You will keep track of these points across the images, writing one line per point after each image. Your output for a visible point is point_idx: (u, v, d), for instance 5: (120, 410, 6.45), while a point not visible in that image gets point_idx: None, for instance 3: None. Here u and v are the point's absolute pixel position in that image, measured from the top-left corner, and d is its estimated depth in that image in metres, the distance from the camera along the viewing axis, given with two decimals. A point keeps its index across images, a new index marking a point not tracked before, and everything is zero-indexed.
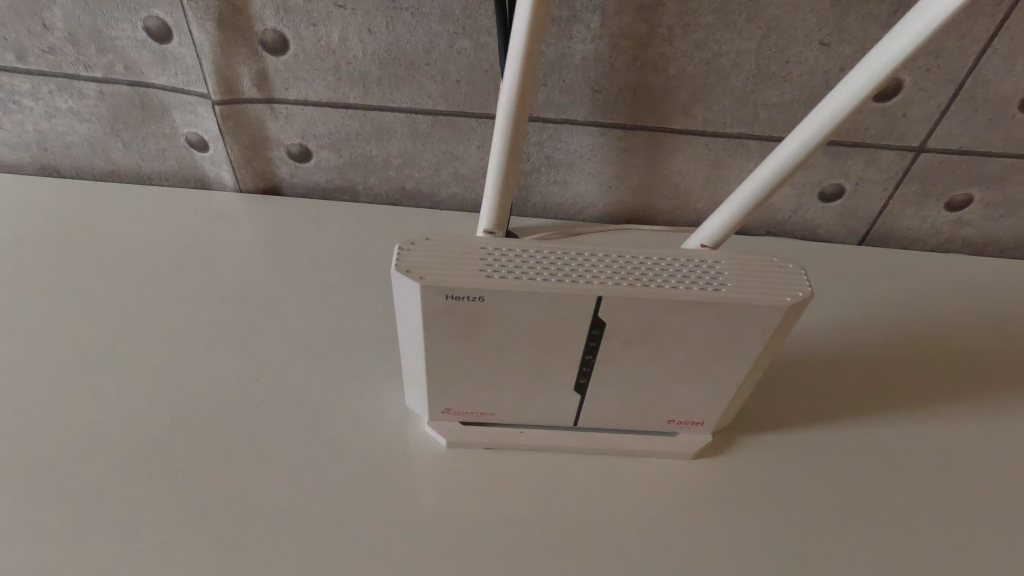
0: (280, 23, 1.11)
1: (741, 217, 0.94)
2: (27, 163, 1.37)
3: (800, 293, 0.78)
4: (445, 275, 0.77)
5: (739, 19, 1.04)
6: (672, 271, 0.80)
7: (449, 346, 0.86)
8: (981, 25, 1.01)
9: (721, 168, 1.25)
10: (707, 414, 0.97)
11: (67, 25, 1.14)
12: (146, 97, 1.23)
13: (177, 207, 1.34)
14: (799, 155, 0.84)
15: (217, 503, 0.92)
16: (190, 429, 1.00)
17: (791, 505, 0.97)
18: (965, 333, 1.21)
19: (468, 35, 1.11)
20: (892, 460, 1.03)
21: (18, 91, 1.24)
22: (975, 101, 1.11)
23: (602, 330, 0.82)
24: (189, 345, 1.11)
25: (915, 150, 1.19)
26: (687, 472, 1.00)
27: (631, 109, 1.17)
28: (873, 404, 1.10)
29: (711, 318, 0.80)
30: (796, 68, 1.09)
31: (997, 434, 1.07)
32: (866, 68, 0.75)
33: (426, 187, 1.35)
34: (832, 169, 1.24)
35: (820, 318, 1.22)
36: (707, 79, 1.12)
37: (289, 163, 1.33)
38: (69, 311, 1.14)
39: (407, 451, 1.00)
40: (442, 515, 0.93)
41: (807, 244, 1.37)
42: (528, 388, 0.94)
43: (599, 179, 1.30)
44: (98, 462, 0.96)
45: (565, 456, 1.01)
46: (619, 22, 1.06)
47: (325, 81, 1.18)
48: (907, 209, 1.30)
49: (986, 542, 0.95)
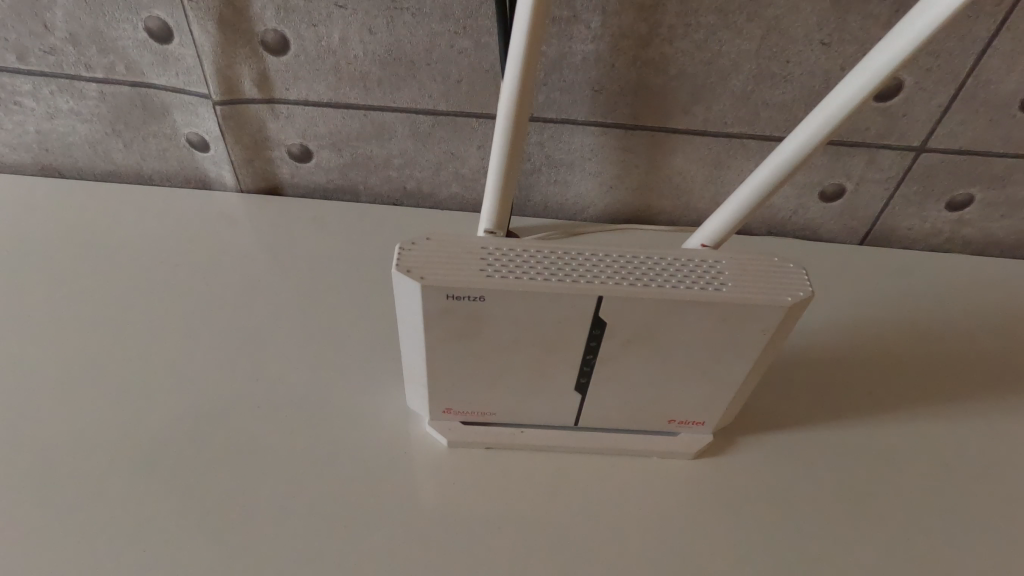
0: (280, 23, 1.11)
1: (741, 216, 0.94)
2: (27, 163, 1.37)
3: (800, 293, 0.78)
4: (445, 275, 0.77)
5: (739, 19, 1.04)
6: (672, 270, 0.80)
7: (449, 346, 0.86)
8: (982, 24, 1.01)
9: (721, 168, 1.25)
10: (708, 414, 0.97)
11: (67, 25, 1.14)
12: (146, 98, 1.23)
13: (177, 207, 1.34)
14: (799, 155, 0.84)
15: (218, 503, 0.93)
16: (190, 429, 1.00)
17: (791, 505, 0.97)
18: (965, 333, 1.21)
19: (468, 35, 1.11)
20: (892, 460, 1.03)
21: (19, 92, 1.24)
22: (976, 101, 1.11)
23: (602, 330, 0.82)
24: (190, 345, 1.11)
25: (915, 150, 1.19)
26: (687, 472, 1.00)
27: (631, 109, 1.17)
28: (873, 403, 1.10)
29: (712, 318, 0.80)
30: (796, 68, 1.09)
31: (998, 434, 1.07)
32: (866, 68, 0.75)
33: (427, 187, 1.35)
34: (832, 169, 1.24)
35: (820, 318, 1.22)
36: (707, 79, 1.12)
37: (289, 163, 1.33)
38: (70, 312, 1.14)
39: (407, 450, 1.00)
40: (443, 514, 0.93)
41: (807, 244, 1.37)
42: (529, 388, 0.94)
43: (599, 179, 1.30)
44: (100, 462, 0.96)
45: (565, 456, 1.01)
46: (619, 22, 1.06)
47: (326, 81, 1.18)
48: (907, 209, 1.30)
49: (986, 542, 0.95)
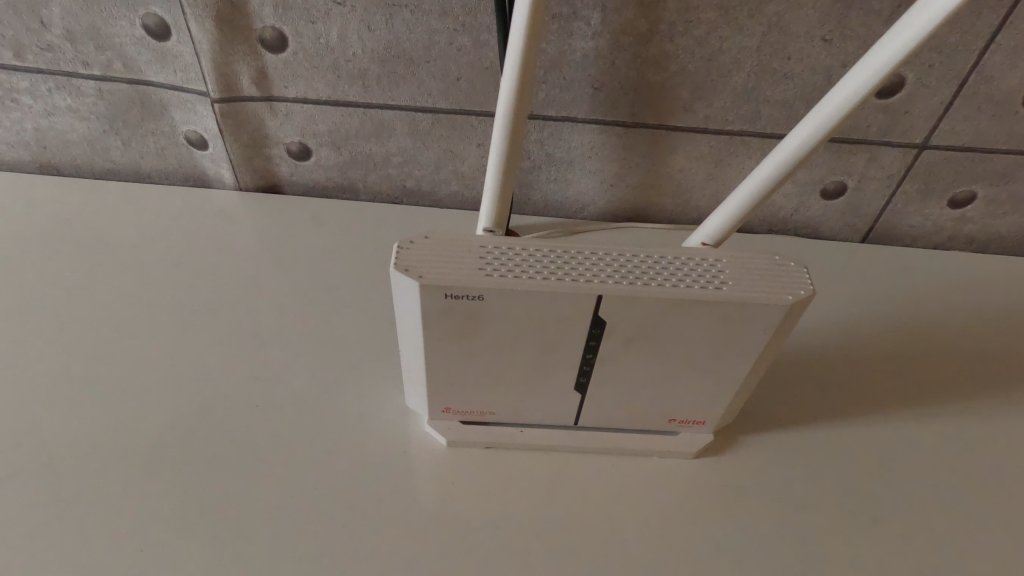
0: (279, 20, 1.10)
1: (742, 215, 0.93)
2: (26, 161, 1.36)
3: (801, 291, 0.78)
4: (444, 274, 0.77)
5: (740, 15, 1.03)
6: (673, 269, 0.79)
7: (449, 345, 0.86)
8: (985, 20, 1.00)
9: (722, 166, 1.25)
10: (709, 413, 0.97)
11: (65, 22, 1.13)
12: (145, 95, 1.23)
13: (176, 205, 1.33)
14: (800, 152, 0.84)
15: (216, 503, 0.92)
16: (189, 429, 1.00)
17: (793, 504, 0.97)
18: (968, 332, 1.21)
19: (468, 33, 1.10)
20: (895, 460, 1.03)
21: (17, 89, 1.23)
22: (979, 97, 1.10)
23: (602, 330, 0.82)
24: (189, 344, 1.11)
25: (918, 147, 1.18)
26: (687, 472, 1.00)
27: (632, 107, 1.17)
28: (875, 402, 1.10)
29: (713, 318, 0.79)
30: (799, 65, 1.08)
31: (1001, 433, 1.07)
32: (867, 65, 0.74)
33: (426, 185, 1.35)
34: (834, 167, 1.24)
35: (821, 317, 1.22)
36: (708, 76, 1.11)
37: (289, 161, 1.32)
38: (68, 311, 1.14)
39: (407, 450, 0.99)
40: (443, 514, 0.93)
41: (809, 242, 1.37)
42: (528, 388, 0.94)
43: (600, 177, 1.30)
44: (98, 461, 0.96)
45: (565, 456, 1.01)
46: (620, 19, 1.05)
47: (325, 79, 1.17)
48: (909, 207, 1.29)
49: (989, 542, 0.94)
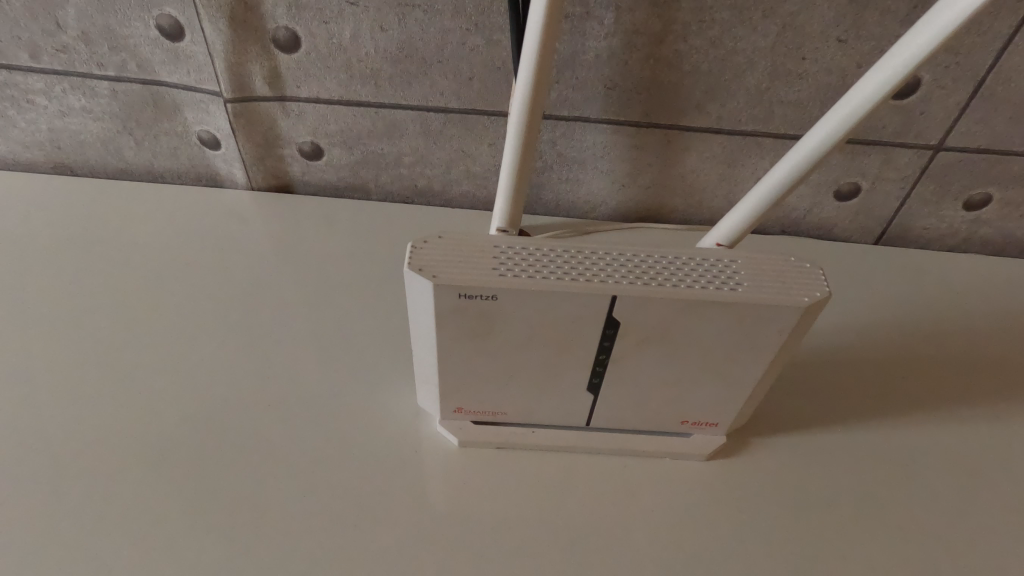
0: (291, 21, 1.10)
1: (757, 216, 0.93)
2: (40, 161, 1.37)
3: (817, 293, 0.77)
4: (458, 274, 0.76)
5: (754, 15, 1.02)
6: (686, 270, 0.79)
7: (461, 346, 0.86)
8: (1004, 21, 0.99)
9: (735, 166, 1.24)
10: (723, 415, 0.96)
11: (79, 24, 1.14)
12: (157, 96, 1.23)
13: (188, 204, 1.34)
14: (816, 154, 0.83)
15: (227, 500, 0.92)
16: (199, 428, 1.00)
17: (804, 506, 0.96)
18: (984, 334, 1.20)
19: (481, 32, 1.10)
20: (909, 462, 1.02)
21: (32, 90, 1.24)
22: (996, 99, 1.09)
23: (615, 330, 0.82)
24: (202, 343, 1.11)
25: (932, 148, 1.17)
26: (700, 474, 0.99)
27: (643, 106, 1.16)
28: (889, 404, 1.09)
29: (728, 319, 0.79)
30: (814, 65, 1.07)
31: (1016, 435, 1.06)
32: (885, 66, 0.73)
33: (437, 185, 1.35)
34: (848, 168, 1.23)
35: (835, 319, 1.21)
36: (721, 76, 1.11)
37: (300, 161, 1.33)
38: (78, 312, 1.14)
39: (419, 450, 0.99)
40: (452, 513, 0.92)
41: (822, 243, 1.36)
42: (540, 389, 0.93)
43: (611, 177, 1.30)
44: (111, 459, 0.96)
45: (576, 456, 1.00)
46: (633, 19, 1.05)
47: (337, 78, 1.18)
48: (923, 209, 1.28)
49: (1003, 545, 0.93)
